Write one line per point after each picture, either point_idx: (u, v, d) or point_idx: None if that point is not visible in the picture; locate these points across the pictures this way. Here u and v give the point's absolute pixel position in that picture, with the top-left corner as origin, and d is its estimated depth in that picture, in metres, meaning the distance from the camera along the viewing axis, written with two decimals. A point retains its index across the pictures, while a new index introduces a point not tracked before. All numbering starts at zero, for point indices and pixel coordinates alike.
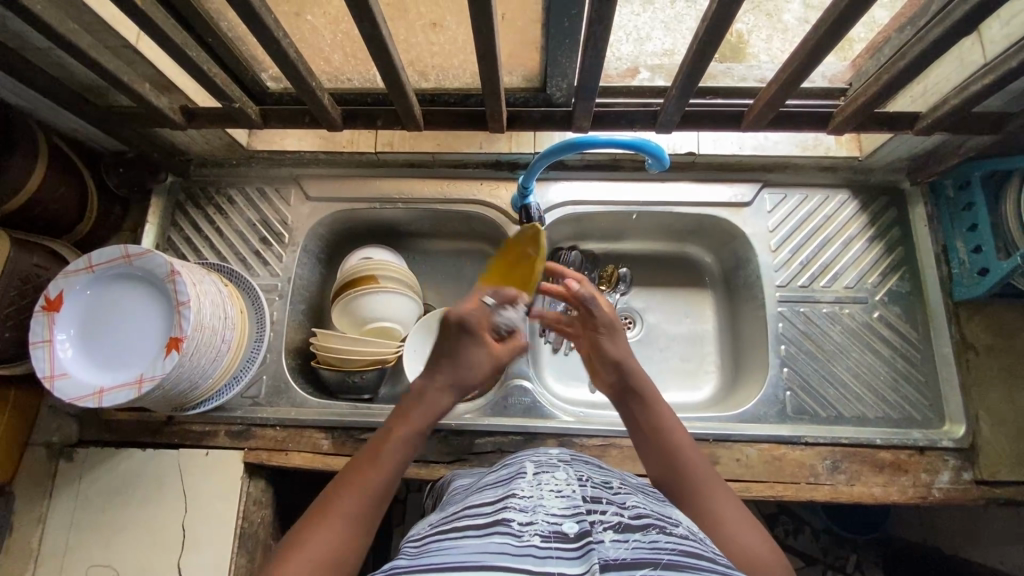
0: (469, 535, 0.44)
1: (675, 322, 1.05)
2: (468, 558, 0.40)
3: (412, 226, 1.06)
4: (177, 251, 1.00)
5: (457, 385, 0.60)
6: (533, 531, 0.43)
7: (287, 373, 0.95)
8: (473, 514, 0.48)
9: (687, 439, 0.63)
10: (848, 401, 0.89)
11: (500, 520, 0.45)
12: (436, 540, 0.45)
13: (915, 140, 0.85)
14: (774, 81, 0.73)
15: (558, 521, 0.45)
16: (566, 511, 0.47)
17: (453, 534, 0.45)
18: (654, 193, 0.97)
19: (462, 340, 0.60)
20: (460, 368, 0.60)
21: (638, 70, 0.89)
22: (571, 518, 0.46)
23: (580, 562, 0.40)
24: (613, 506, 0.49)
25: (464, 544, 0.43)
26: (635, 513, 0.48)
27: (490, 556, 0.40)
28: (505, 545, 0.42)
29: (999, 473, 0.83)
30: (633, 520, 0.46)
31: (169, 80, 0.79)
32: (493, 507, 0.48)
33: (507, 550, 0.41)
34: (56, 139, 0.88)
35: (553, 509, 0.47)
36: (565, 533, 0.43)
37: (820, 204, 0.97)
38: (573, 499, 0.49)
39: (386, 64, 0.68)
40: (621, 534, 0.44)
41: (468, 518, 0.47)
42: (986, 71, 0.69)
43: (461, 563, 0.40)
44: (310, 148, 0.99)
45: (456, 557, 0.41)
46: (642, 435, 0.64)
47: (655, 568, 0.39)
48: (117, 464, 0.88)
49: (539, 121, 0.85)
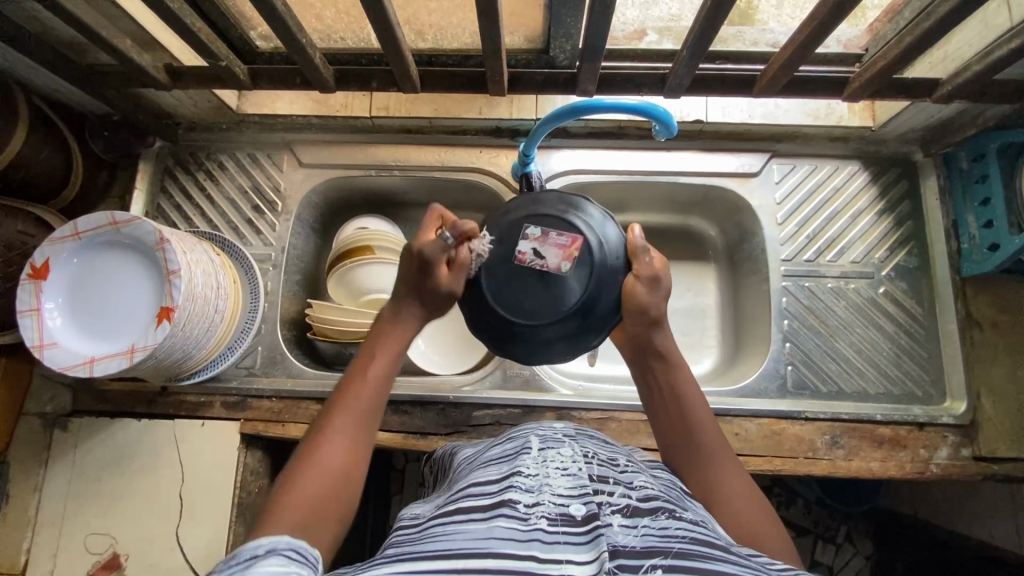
0: (474, 518, 0.43)
1: (676, 296, 1.04)
2: (474, 545, 0.39)
3: (409, 195, 1.03)
4: (168, 219, 0.97)
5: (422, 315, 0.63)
6: (539, 513, 0.43)
7: (282, 343, 0.93)
8: (478, 494, 0.46)
9: (706, 412, 0.61)
10: (850, 376, 0.88)
11: (506, 501, 0.44)
12: (440, 523, 0.44)
13: (933, 108, 0.82)
14: (790, 44, 0.69)
15: (565, 502, 0.44)
16: (573, 491, 0.46)
17: (457, 516, 0.44)
18: (659, 163, 0.94)
19: (412, 272, 0.62)
20: (427, 298, 0.62)
21: (645, 32, 0.85)
22: (578, 499, 0.45)
23: (588, 548, 0.39)
24: (620, 486, 0.48)
25: (470, 528, 0.42)
26: (644, 495, 0.47)
27: (496, 541, 0.39)
28: (512, 529, 0.41)
29: (998, 450, 0.82)
30: (642, 503, 0.46)
31: (151, 37, 0.74)
32: (497, 487, 0.47)
33: (514, 534, 0.40)
34: (36, 100, 0.84)
35: (559, 488, 0.47)
36: (572, 515, 0.43)
37: (830, 175, 0.94)
38: (579, 478, 0.48)
39: (381, 21, 0.64)
40: (629, 519, 0.43)
41: (473, 497, 0.46)
42: (1012, 36, 0.65)
43: (467, 550, 0.38)
44: (302, 112, 0.95)
45: (460, 543, 0.40)
46: (655, 399, 0.63)
47: (665, 557, 0.38)
48: (112, 434, 0.87)
49: (541, 85, 0.80)
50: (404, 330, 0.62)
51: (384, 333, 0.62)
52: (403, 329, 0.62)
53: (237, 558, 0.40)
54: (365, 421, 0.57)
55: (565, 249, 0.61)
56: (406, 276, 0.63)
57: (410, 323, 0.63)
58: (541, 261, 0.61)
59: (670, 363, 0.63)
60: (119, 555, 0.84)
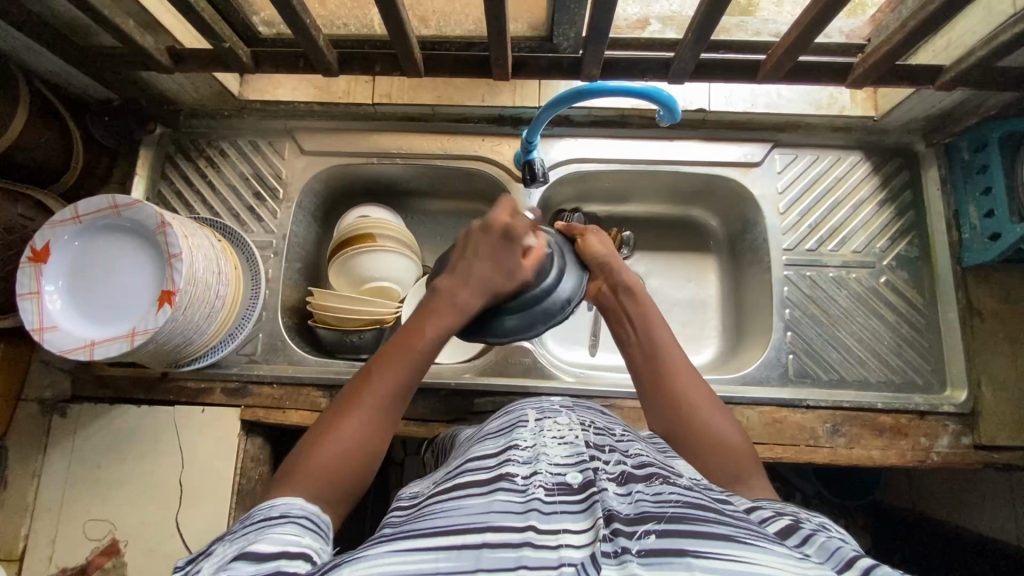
0: (473, 491, 0.43)
1: (677, 287, 1.04)
2: (471, 519, 0.39)
3: (410, 183, 1.03)
4: (167, 205, 0.96)
5: (491, 285, 0.65)
6: (537, 484, 0.43)
7: (283, 331, 0.93)
8: (477, 467, 0.47)
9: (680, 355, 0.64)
10: (851, 365, 0.88)
11: (504, 474, 0.45)
12: (438, 499, 0.43)
13: (935, 97, 0.82)
14: (792, 31, 0.69)
15: (562, 472, 0.45)
16: (570, 460, 0.46)
17: (455, 490, 0.44)
18: (662, 151, 0.94)
19: (489, 237, 0.67)
20: (498, 268, 0.66)
21: (648, 21, 0.85)
22: (574, 467, 0.45)
23: (585, 517, 0.39)
24: (616, 454, 0.48)
25: (469, 501, 0.41)
26: (638, 462, 0.47)
27: (495, 515, 0.39)
28: (510, 502, 0.41)
29: (998, 438, 0.82)
30: (637, 469, 0.45)
31: (155, 19, 0.74)
32: (495, 460, 0.47)
33: (513, 507, 0.40)
34: (37, 84, 0.83)
35: (556, 457, 0.47)
36: (569, 484, 0.43)
37: (831, 165, 0.94)
38: (576, 446, 0.49)
39: (385, 3, 0.64)
40: (624, 486, 0.43)
41: (471, 472, 0.46)
42: (1015, 21, 0.66)
43: (463, 525, 0.38)
44: (304, 99, 0.95)
45: (458, 516, 0.39)
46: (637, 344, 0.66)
47: (659, 522, 0.37)
48: (111, 420, 0.87)
49: (546, 69, 0.80)
50: (464, 301, 0.63)
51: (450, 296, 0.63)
52: (464, 298, 0.63)
53: (253, 519, 0.42)
54: (398, 398, 0.56)
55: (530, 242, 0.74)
56: (478, 242, 0.66)
57: (473, 294, 0.64)
58: None
59: (640, 299, 0.70)
60: (118, 541, 0.83)
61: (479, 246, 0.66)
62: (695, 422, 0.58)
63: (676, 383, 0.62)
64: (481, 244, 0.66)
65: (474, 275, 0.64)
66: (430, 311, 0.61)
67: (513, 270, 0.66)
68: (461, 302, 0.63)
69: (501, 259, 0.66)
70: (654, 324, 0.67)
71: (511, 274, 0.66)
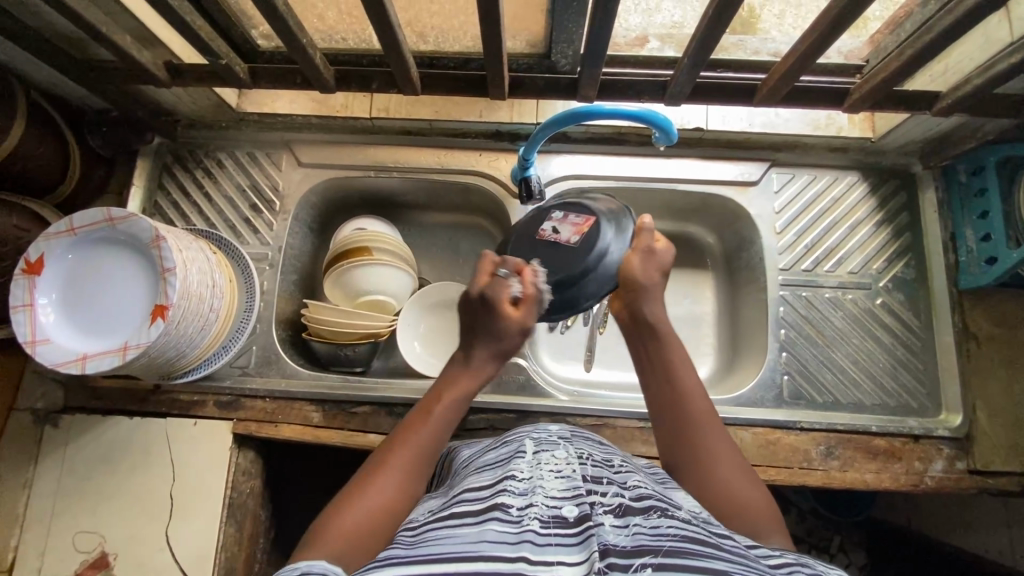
0: (466, 522, 0.42)
1: (674, 303, 1.04)
2: (465, 548, 0.38)
3: (408, 197, 1.03)
4: (164, 216, 0.96)
5: (494, 351, 0.60)
6: (532, 515, 0.42)
7: (277, 344, 0.93)
8: (471, 497, 0.46)
9: (697, 390, 0.61)
10: (846, 387, 0.88)
11: (498, 504, 0.44)
12: (433, 528, 0.43)
13: (932, 121, 0.82)
14: (790, 54, 0.69)
15: (557, 505, 0.44)
16: (566, 493, 0.46)
17: (449, 521, 0.43)
18: (659, 169, 0.94)
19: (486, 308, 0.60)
20: (496, 337, 0.60)
21: (647, 39, 0.85)
22: (570, 501, 0.44)
23: (580, 550, 0.39)
24: (614, 486, 0.48)
25: (461, 532, 0.41)
26: (636, 494, 0.46)
27: (487, 544, 0.39)
28: (502, 532, 0.40)
29: (993, 463, 0.82)
30: (634, 502, 0.45)
31: (153, 34, 0.74)
32: (490, 490, 0.46)
33: (506, 537, 0.39)
34: (36, 95, 0.84)
35: (552, 491, 0.46)
36: (564, 517, 0.42)
37: (828, 185, 0.94)
38: (573, 479, 0.48)
39: (382, 23, 0.64)
40: (621, 519, 0.42)
41: (467, 502, 0.46)
42: (1012, 50, 0.65)
43: (457, 553, 0.38)
44: (303, 112, 0.95)
45: (452, 547, 0.39)
46: (651, 384, 0.63)
47: (655, 556, 0.37)
48: (103, 431, 0.87)
49: (542, 90, 0.80)
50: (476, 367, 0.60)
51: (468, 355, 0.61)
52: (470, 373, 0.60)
53: None
54: (425, 463, 0.54)
55: (578, 226, 0.73)
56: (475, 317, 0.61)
57: (484, 359, 0.61)
58: (557, 236, 0.74)
59: (661, 335, 0.64)
60: (107, 554, 0.83)
61: (470, 319, 0.62)
62: (710, 472, 0.55)
63: (697, 429, 0.58)
64: (469, 317, 0.62)
65: (485, 346, 0.61)
66: (456, 378, 0.60)
67: (507, 329, 0.60)
68: (478, 366, 0.61)
69: (497, 326, 0.60)
70: (670, 355, 0.63)
71: (520, 331, 0.61)
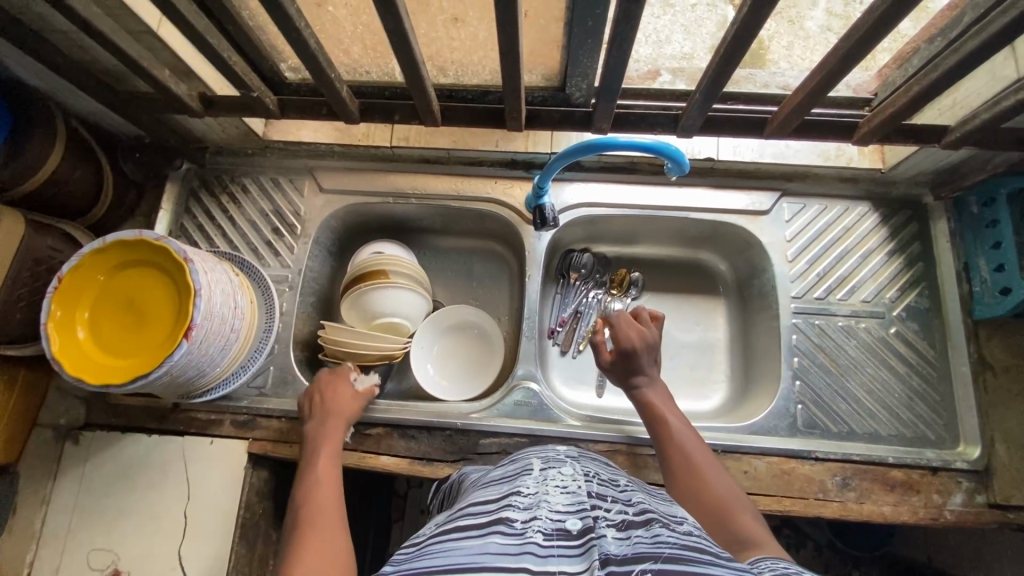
0: (470, 534, 0.43)
1: (686, 329, 1.04)
2: (470, 559, 0.39)
3: (424, 222, 1.05)
4: (189, 238, 1.00)
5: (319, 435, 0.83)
6: (535, 528, 0.42)
7: (295, 365, 0.94)
8: (477, 512, 0.47)
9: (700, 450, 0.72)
10: (861, 417, 0.87)
11: (502, 518, 0.44)
12: (439, 540, 0.44)
13: (941, 154, 0.83)
14: (800, 89, 0.71)
15: (561, 518, 0.44)
16: (570, 507, 0.46)
17: (454, 533, 0.44)
18: (670, 198, 0.96)
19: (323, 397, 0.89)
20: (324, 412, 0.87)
21: (658, 72, 0.89)
22: (574, 514, 0.45)
23: (580, 560, 0.39)
24: (617, 503, 0.49)
25: (466, 543, 0.41)
26: (639, 510, 0.48)
27: (491, 556, 0.39)
28: (504, 544, 0.41)
29: (1014, 497, 0.80)
30: (636, 517, 0.46)
31: (189, 68, 0.78)
32: (495, 505, 0.47)
33: (509, 549, 0.40)
34: (75, 123, 0.88)
35: (557, 504, 0.46)
36: (567, 529, 0.42)
37: (840, 215, 0.95)
38: (577, 495, 0.48)
39: (407, 59, 0.67)
40: (623, 531, 0.43)
41: (472, 517, 0.46)
42: (1019, 87, 0.67)
43: (462, 564, 0.38)
44: (326, 140, 0.99)
45: (456, 558, 0.39)
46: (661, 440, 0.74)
47: (655, 561, 0.38)
48: (122, 448, 0.88)
49: (558, 121, 0.83)
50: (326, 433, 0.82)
51: (339, 397, 0.86)
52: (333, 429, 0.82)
53: None
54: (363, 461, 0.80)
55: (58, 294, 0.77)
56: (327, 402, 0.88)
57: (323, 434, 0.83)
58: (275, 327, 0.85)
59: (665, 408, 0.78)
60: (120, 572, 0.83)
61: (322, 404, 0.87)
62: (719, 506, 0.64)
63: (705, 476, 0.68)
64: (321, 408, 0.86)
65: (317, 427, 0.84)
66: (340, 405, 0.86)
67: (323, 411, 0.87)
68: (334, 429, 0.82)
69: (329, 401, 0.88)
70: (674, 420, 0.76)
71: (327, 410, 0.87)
